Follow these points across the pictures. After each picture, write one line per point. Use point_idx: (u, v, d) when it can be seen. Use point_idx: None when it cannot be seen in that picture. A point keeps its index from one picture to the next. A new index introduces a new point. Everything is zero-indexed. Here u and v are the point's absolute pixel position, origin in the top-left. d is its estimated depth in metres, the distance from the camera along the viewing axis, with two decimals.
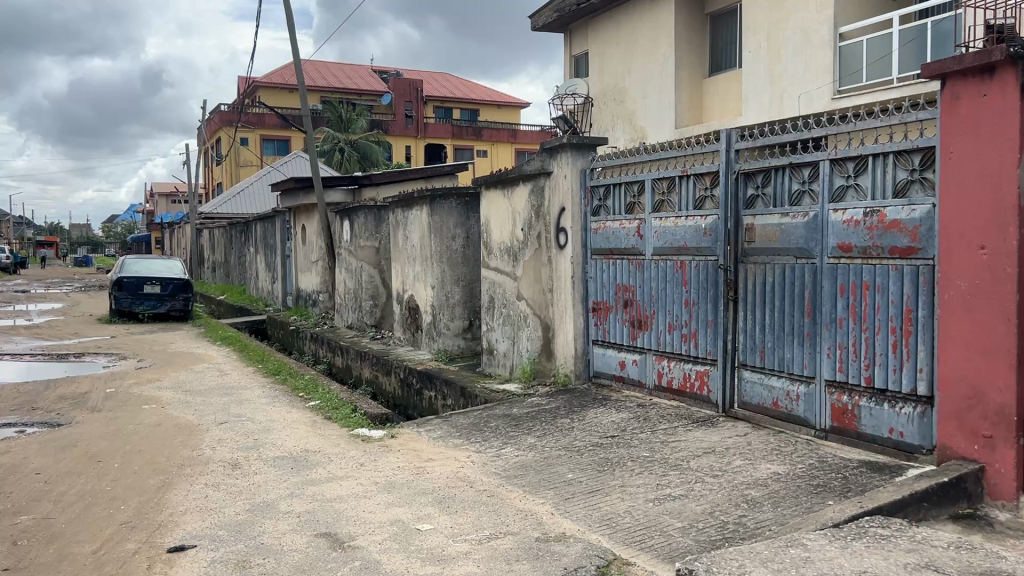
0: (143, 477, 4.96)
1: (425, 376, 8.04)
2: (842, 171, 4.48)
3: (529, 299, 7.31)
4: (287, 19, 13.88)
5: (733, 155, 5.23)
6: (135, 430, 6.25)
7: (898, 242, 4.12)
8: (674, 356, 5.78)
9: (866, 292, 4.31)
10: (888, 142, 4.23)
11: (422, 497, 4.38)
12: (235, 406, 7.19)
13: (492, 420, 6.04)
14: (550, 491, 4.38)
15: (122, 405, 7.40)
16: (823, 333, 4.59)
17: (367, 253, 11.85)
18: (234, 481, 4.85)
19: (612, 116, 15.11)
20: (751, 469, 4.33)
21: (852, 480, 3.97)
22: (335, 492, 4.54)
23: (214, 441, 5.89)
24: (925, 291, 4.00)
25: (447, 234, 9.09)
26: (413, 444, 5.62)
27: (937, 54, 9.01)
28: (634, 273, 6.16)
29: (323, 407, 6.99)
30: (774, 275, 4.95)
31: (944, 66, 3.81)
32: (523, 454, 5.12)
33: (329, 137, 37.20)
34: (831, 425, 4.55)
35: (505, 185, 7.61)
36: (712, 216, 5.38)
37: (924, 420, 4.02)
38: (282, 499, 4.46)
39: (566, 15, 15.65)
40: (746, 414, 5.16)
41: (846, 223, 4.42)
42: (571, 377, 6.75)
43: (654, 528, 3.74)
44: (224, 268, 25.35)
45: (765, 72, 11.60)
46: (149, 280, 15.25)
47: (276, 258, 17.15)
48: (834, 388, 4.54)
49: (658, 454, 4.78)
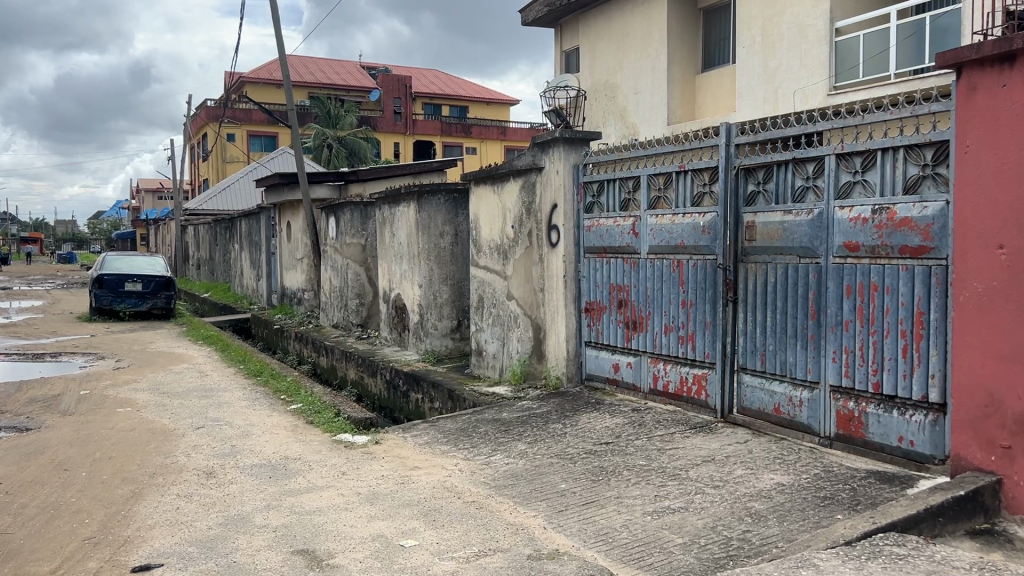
0: (111, 488, 4.68)
1: (411, 378, 7.79)
2: (849, 167, 4.28)
3: (519, 298, 7.06)
4: (273, 13, 13.59)
5: (732, 149, 5.01)
6: (107, 436, 5.96)
7: (908, 241, 3.92)
8: (670, 358, 5.56)
9: (874, 294, 4.11)
10: (898, 136, 4.03)
11: (407, 510, 4.14)
12: (213, 410, 6.91)
13: (480, 426, 5.80)
14: (542, 503, 4.15)
15: (96, 408, 7.11)
16: (828, 336, 4.38)
17: (353, 251, 11.58)
18: (208, 491, 4.58)
19: (603, 112, 14.90)
20: (753, 479, 4.11)
21: (860, 492, 3.76)
22: (314, 504, 4.29)
23: (189, 447, 5.62)
24: (938, 293, 3.80)
25: (435, 232, 8.82)
26: (398, 450, 5.36)
27: (936, 49, 8.87)
28: (629, 272, 5.93)
29: (305, 410, 6.71)
30: (776, 274, 4.74)
31: (960, 55, 3.57)
32: (513, 462, 4.89)
33: (318, 134, 36.76)
34: (836, 433, 4.35)
35: (495, 180, 7.36)
36: (711, 213, 5.16)
37: (936, 428, 3.82)
38: (258, 512, 4.20)
39: (557, 10, 15.40)
40: (745, 420, 4.96)
41: (853, 221, 4.21)
42: (563, 380, 6.53)
43: (654, 545, 3.51)
44: (209, 265, 24.94)
45: (758, 68, 11.40)
46: (130, 277, 14.88)
47: (261, 255, 16.82)
48: (839, 393, 4.34)
49: (655, 462, 4.55)
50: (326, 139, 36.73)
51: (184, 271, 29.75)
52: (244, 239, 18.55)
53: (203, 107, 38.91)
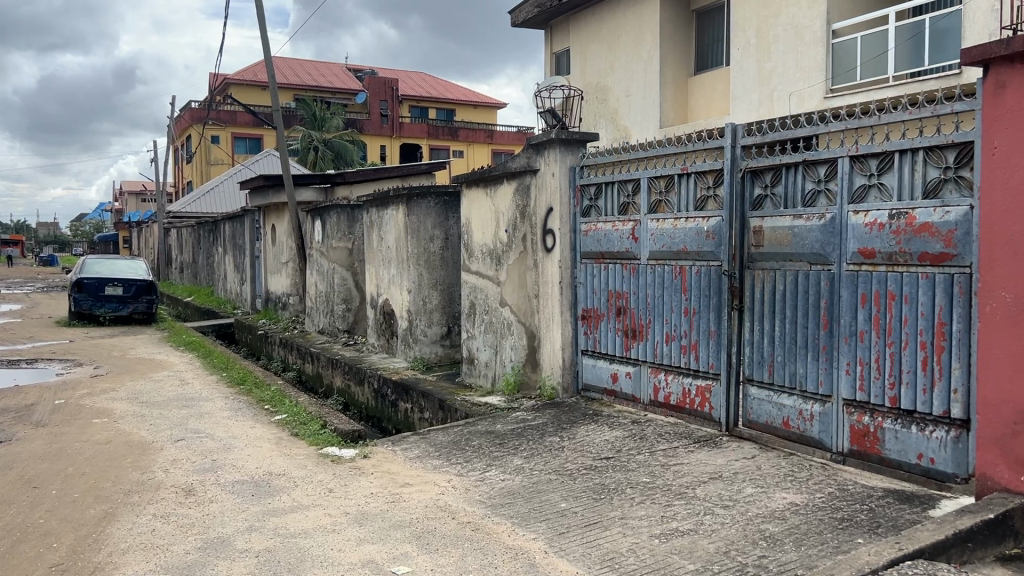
0: (82, 508, 4.36)
1: (400, 388, 7.53)
2: (864, 169, 4.08)
3: (512, 305, 6.83)
4: (259, 13, 13.28)
5: (739, 151, 4.81)
6: (80, 450, 5.64)
7: (929, 248, 3.73)
8: (672, 369, 5.35)
9: (891, 303, 3.92)
10: (918, 136, 3.85)
11: (398, 532, 3.89)
12: (194, 421, 6.61)
13: (473, 438, 5.54)
14: (541, 524, 3.91)
15: (70, 419, 6.78)
16: (841, 347, 4.19)
17: (339, 255, 11.30)
18: (186, 511, 4.28)
19: (595, 115, 14.74)
20: (765, 499, 3.90)
21: (879, 513, 3.56)
22: (299, 526, 4.02)
23: (168, 461, 5.32)
24: (961, 303, 3.62)
25: (424, 235, 8.57)
26: (387, 465, 5.10)
27: (934, 52, 8.73)
28: (628, 278, 5.72)
29: (289, 422, 6.42)
30: (785, 282, 4.53)
31: (987, 51, 3.38)
32: (510, 478, 4.64)
33: (304, 137, 36.47)
34: (849, 448, 4.15)
35: (487, 183, 7.13)
36: (715, 218, 4.95)
37: (958, 445, 3.64)
38: (239, 535, 3.92)
39: (548, 11, 15.20)
40: (752, 433, 4.76)
41: (868, 227, 4.02)
42: (559, 390, 6.30)
43: (663, 572, 3.28)
44: (191, 269, 24.50)
45: (754, 70, 11.27)
46: (111, 281, 14.52)
47: (245, 259, 16.49)
48: (853, 407, 4.14)
49: (660, 479, 4.33)
50: (312, 141, 36.38)
51: (167, 275, 29.30)
52: (228, 242, 18.20)
53: (187, 108, 38.46)
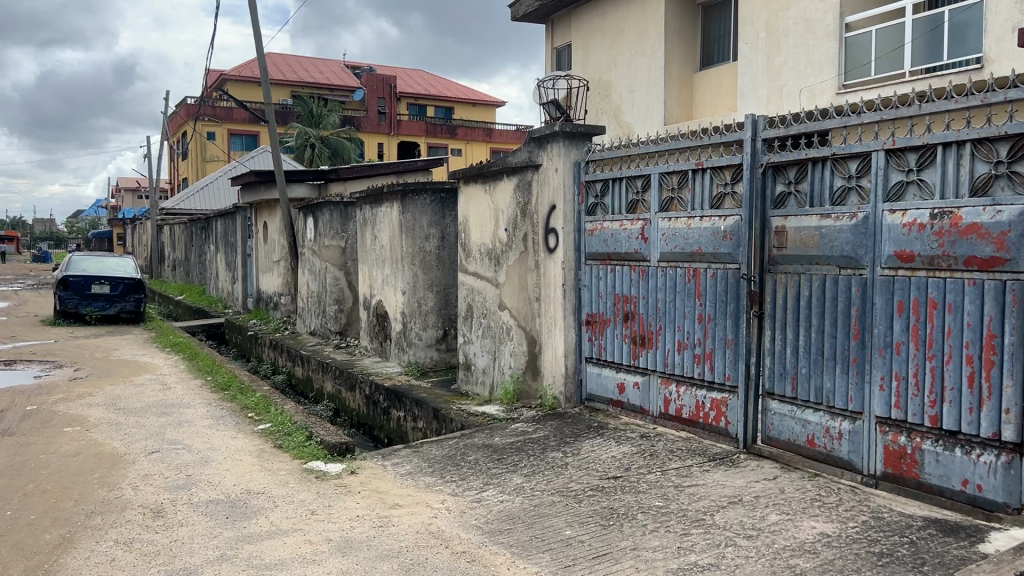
0: (37, 532, 3.96)
1: (392, 395, 7.15)
2: (902, 164, 3.70)
3: (512, 308, 6.43)
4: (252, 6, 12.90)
5: (759, 145, 4.43)
6: (45, 463, 5.24)
7: (977, 251, 3.36)
8: (684, 380, 4.97)
9: (933, 312, 3.55)
10: (965, 128, 3.48)
11: (384, 564, 3.50)
12: (171, 430, 6.21)
13: (469, 453, 5.15)
14: (544, 556, 3.51)
15: (40, 428, 6.36)
16: (874, 361, 3.80)
17: (332, 253, 10.88)
18: (152, 536, 3.89)
19: (597, 111, 14.35)
20: (792, 528, 3.51)
21: (923, 548, 3.18)
22: (275, 555, 3.63)
23: (138, 477, 4.92)
24: (1014, 313, 3.25)
25: (419, 235, 8.17)
26: (376, 483, 4.70)
27: (953, 47, 8.37)
28: (636, 282, 5.34)
29: (273, 433, 6.02)
30: (811, 287, 4.15)
31: None
32: (509, 500, 4.25)
33: (301, 133, 35.67)
34: (882, 471, 3.77)
35: (486, 179, 6.72)
36: (733, 217, 4.57)
37: (1010, 472, 3.27)
38: (208, 565, 3.53)
39: (548, 5, 14.83)
40: (772, 451, 4.39)
41: (906, 228, 3.64)
42: (561, 400, 5.92)
43: None
44: (184, 267, 24.07)
45: (762, 64, 10.91)
46: (98, 279, 14.09)
47: (237, 257, 16.06)
48: (888, 426, 3.76)
49: (674, 503, 3.94)
50: (309, 138, 35.78)
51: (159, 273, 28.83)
52: (220, 240, 17.79)
53: (184, 107, 37.93)
